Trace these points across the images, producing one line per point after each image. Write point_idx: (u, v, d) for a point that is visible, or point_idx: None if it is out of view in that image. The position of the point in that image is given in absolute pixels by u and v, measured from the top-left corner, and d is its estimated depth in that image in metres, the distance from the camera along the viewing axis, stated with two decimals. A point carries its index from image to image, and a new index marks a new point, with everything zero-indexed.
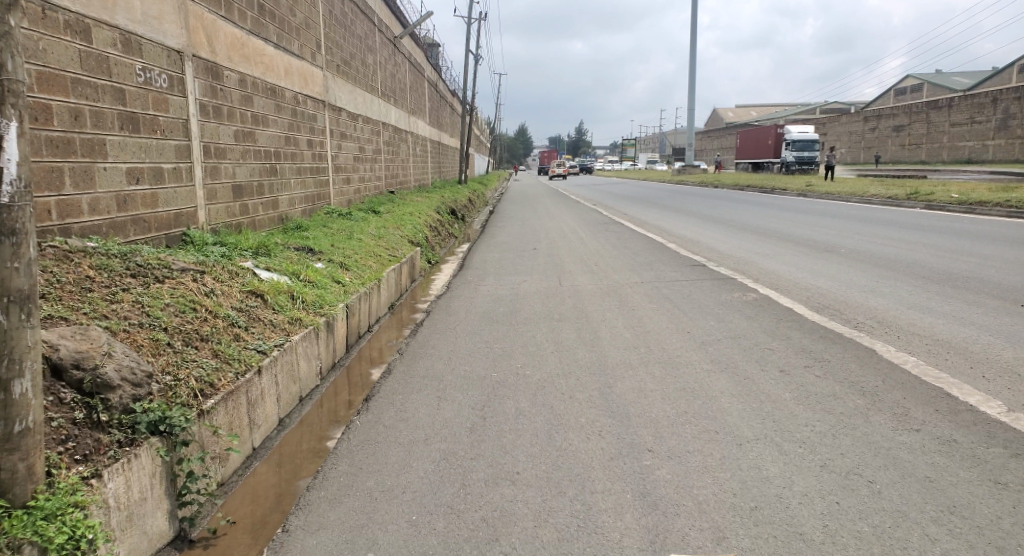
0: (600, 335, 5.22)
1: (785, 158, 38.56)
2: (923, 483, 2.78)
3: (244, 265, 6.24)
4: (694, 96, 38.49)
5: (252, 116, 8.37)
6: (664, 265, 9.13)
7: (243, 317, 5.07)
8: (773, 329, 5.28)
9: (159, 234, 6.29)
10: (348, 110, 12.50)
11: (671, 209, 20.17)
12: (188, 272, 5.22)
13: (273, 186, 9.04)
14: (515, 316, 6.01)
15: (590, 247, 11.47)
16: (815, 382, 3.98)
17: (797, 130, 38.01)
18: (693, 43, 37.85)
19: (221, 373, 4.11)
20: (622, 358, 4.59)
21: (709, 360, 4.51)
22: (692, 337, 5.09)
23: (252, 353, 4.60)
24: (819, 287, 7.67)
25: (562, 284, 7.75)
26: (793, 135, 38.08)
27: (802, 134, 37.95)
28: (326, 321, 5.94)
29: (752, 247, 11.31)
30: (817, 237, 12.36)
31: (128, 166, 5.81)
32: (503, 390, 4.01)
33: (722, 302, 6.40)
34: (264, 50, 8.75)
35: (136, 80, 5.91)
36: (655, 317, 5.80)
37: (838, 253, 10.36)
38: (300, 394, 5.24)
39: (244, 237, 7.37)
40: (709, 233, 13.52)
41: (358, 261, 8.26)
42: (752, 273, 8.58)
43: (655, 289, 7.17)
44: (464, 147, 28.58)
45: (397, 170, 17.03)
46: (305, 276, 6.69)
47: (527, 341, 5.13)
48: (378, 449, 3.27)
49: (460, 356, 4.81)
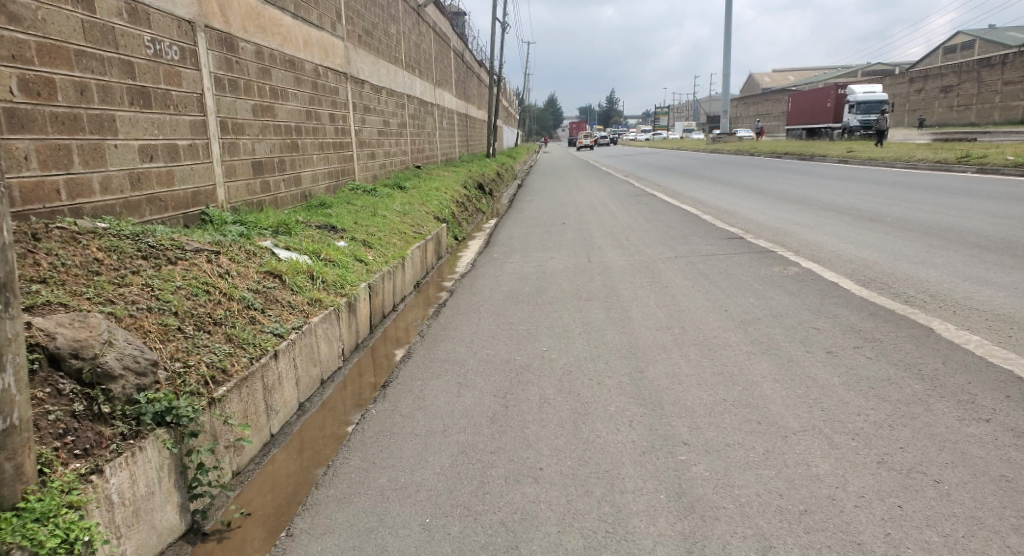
0: (630, 315, 4.93)
1: (850, 122, 35.72)
2: (998, 483, 2.48)
3: (262, 244, 6.08)
4: (728, 62, 37.30)
5: (271, 90, 8.17)
6: (698, 238, 8.73)
7: (259, 299, 4.91)
8: (818, 306, 4.93)
9: (176, 214, 6.16)
10: (372, 83, 12.24)
11: (705, 179, 19.56)
12: (202, 253, 5.07)
13: (295, 162, 8.87)
14: (541, 295, 5.76)
15: (620, 220, 11.10)
16: (868, 366, 3.65)
17: (863, 91, 35.14)
18: (727, 6, 36.52)
19: (235, 358, 3.97)
20: (653, 341, 4.31)
21: (748, 341, 4.20)
22: (729, 316, 4.77)
23: (268, 336, 4.43)
24: (864, 259, 7.23)
25: (592, 260, 7.45)
26: (859, 95, 35.32)
27: (867, 95, 34.99)
28: (347, 302, 5.76)
29: (791, 217, 10.82)
30: (859, 205, 11.80)
31: (140, 142, 5.66)
32: (526, 376, 3.77)
33: (761, 277, 6.03)
34: (281, 21, 8.53)
35: (146, 53, 5.75)
36: (689, 295, 5.47)
37: (882, 221, 9.84)
38: (321, 378, 5.09)
39: (264, 216, 7.21)
40: (744, 203, 13.03)
41: (381, 239, 8.06)
42: (791, 245, 8.17)
43: (689, 264, 6.84)
44: (492, 120, 28.11)
45: (423, 144, 16.76)
46: (325, 255, 6.51)
47: (553, 322, 4.87)
48: (394, 441, 3.07)
49: (483, 339, 4.58)
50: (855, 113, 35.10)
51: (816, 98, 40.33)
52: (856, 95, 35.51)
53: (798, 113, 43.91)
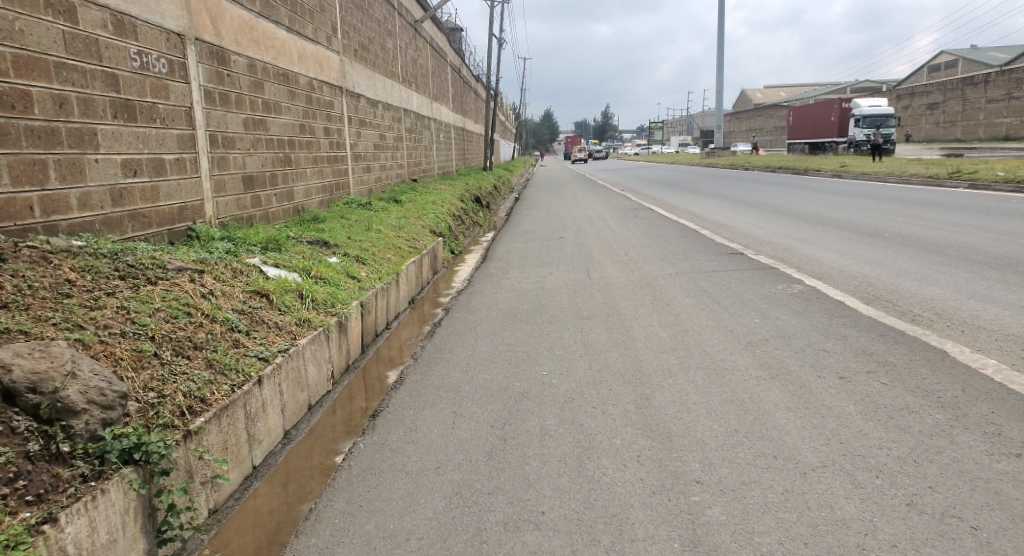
0: (632, 336, 4.71)
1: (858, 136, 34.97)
2: None
3: (250, 262, 5.87)
4: (723, 77, 37.41)
5: (263, 103, 7.99)
6: (698, 253, 8.55)
7: (244, 320, 4.69)
8: (826, 325, 4.72)
9: (161, 230, 5.95)
10: (367, 96, 12.07)
11: (701, 193, 19.45)
12: (185, 272, 4.86)
13: (287, 176, 8.67)
14: (539, 314, 5.55)
15: (618, 235, 10.92)
16: (886, 392, 3.43)
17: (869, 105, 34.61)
18: (721, 22, 36.65)
19: (215, 386, 3.76)
20: (658, 364, 4.09)
21: (757, 365, 3.98)
22: (735, 336, 4.57)
23: (252, 361, 4.21)
24: (866, 276, 7.05)
25: (591, 277, 7.25)
26: (865, 109, 34.50)
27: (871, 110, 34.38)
28: (337, 322, 5.54)
29: (790, 232, 10.67)
30: (857, 220, 11.67)
31: (124, 157, 5.46)
32: (525, 405, 3.55)
33: (765, 295, 5.83)
34: (276, 34, 8.37)
35: (132, 66, 5.56)
36: (693, 314, 5.27)
37: (882, 236, 9.70)
38: (309, 402, 4.87)
39: (254, 231, 6.99)
40: (743, 217, 12.88)
41: (375, 254, 7.85)
42: (791, 261, 8.00)
43: (690, 281, 6.64)
44: (489, 133, 27.97)
45: (420, 157, 16.59)
46: (316, 272, 6.29)
47: (553, 343, 4.66)
48: (382, 481, 2.88)
49: (479, 362, 4.36)
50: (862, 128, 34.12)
51: (820, 112, 39.63)
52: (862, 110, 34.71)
53: (797, 127, 43.70)
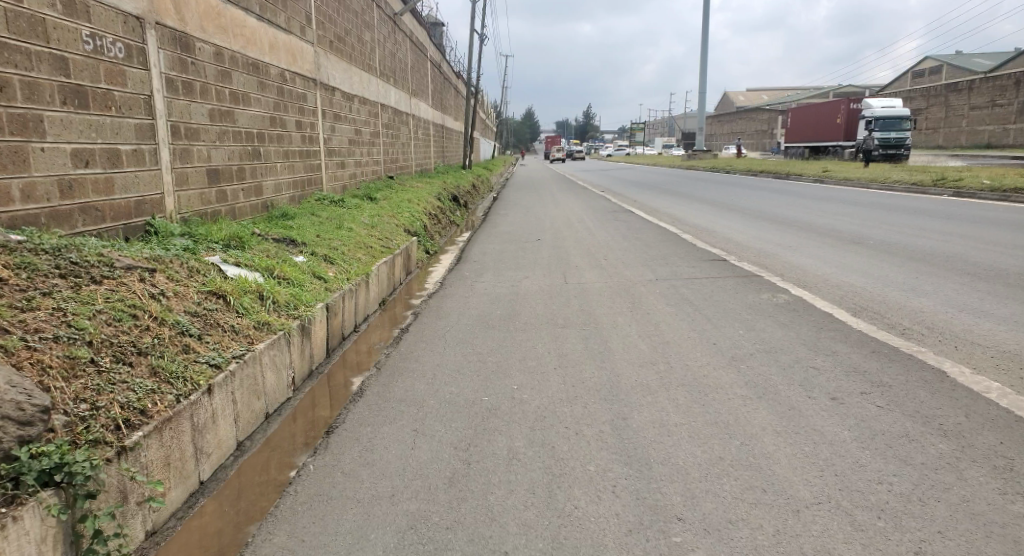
0: (610, 348, 4.47)
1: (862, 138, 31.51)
2: None
3: (209, 260, 5.52)
4: (704, 80, 37.48)
5: (231, 94, 7.62)
6: (679, 259, 8.34)
7: (197, 324, 4.34)
8: (813, 340, 4.52)
9: (116, 225, 5.57)
10: (342, 90, 11.70)
11: (683, 196, 19.34)
12: (135, 270, 4.49)
13: (256, 170, 8.31)
14: (513, 321, 5.29)
15: (598, 238, 10.68)
16: (880, 418, 3.22)
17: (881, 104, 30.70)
18: (703, 26, 36.63)
19: (159, 395, 3.41)
20: (636, 379, 3.85)
21: (742, 383, 3.76)
22: (718, 350, 4.35)
23: (202, 368, 3.86)
24: (852, 285, 6.89)
25: (568, 282, 7.00)
26: (881, 107, 30.04)
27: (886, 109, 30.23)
28: (299, 325, 5.21)
29: (772, 237, 10.55)
30: (839, 226, 11.59)
31: (73, 146, 5.07)
32: (492, 423, 3.29)
33: (749, 305, 5.61)
34: (245, 22, 8.00)
35: (83, 49, 5.17)
36: (674, 324, 5.04)
37: (865, 244, 9.59)
38: (266, 410, 4.53)
39: (217, 228, 6.61)
40: (726, 222, 12.75)
41: (345, 254, 7.53)
42: (775, 268, 7.84)
43: (671, 288, 6.42)
44: (469, 130, 27.64)
45: (397, 154, 16.24)
46: (280, 272, 5.94)
47: (526, 354, 4.40)
48: (330, 509, 2.61)
49: (446, 374, 4.08)
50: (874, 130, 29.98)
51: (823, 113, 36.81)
52: (873, 111, 30.69)
53: None
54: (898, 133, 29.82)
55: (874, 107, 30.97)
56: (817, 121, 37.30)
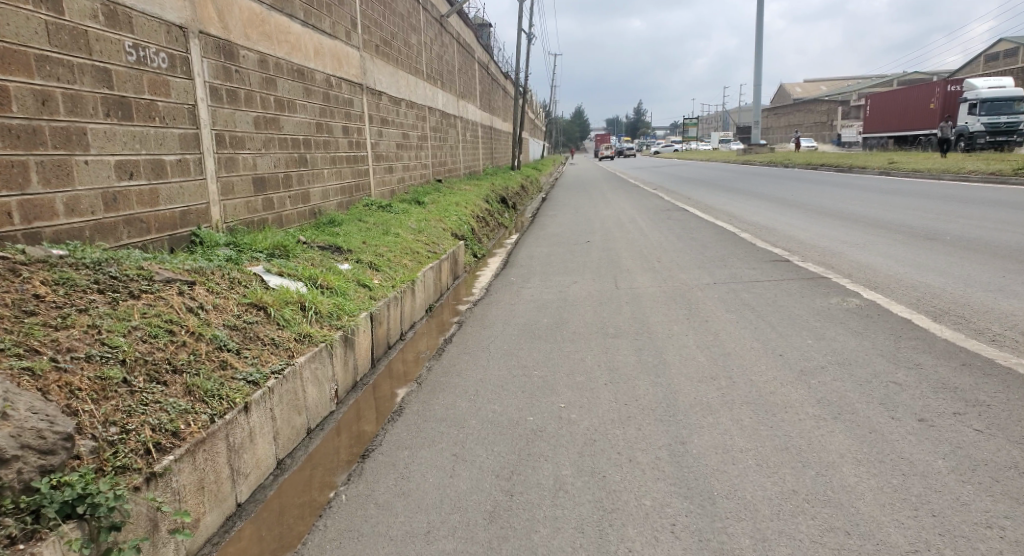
0: (666, 360, 4.16)
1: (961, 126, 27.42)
2: None
3: (251, 270, 5.45)
4: (758, 72, 36.30)
5: (276, 101, 7.59)
6: (738, 260, 7.91)
7: (237, 338, 4.25)
8: (892, 350, 4.09)
9: (161, 236, 5.56)
10: (389, 94, 11.64)
11: (739, 192, 18.67)
12: (174, 284, 4.43)
13: (303, 178, 8.27)
14: (561, 330, 5.02)
15: (650, 239, 10.30)
16: (980, 446, 2.84)
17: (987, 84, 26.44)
18: (757, 17, 35.42)
19: (192, 415, 3.30)
20: (695, 397, 3.54)
21: (814, 401, 3.39)
22: (785, 362, 3.98)
23: (239, 385, 3.75)
24: (930, 285, 6.36)
25: (620, 286, 6.68)
26: (984, 89, 25.95)
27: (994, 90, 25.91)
28: (342, 335, 5.07)
29: (837, 235, 9.95)
30: (909, 221, 10.90)
31: (117, 158, 5.06)
32: (537, 448, 3.05)
33: (817, 311, 5.17)
34: (290, 28, 7.98)
35: (127, 60, 5.18)
36: (735, 332, 4.69)
37: (940, 240, 8.93)
38: (308, 425, 4.39)
39: (261, 237, 6.55)
40: (786, 219, 12.17)
41: (390, 260, 7.40)
42: (841, 268, 7.35)
43: (731, 292, 6.04)
44: (517, 130, 27.39)
45: (445, 157, 16.15)
46: (323, 281, 5.83)
47: (575, 367, 4.14)
48: (361, 546, 2.42)
49: (490, 389, 3.86)
50: (981, 115, 25.63)
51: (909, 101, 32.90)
52: (978, 91, 26.45)
53: None
54: (1011, 117, 25.27)
55: (975, 89, 26.74)
56: (904, 107, 33.18)
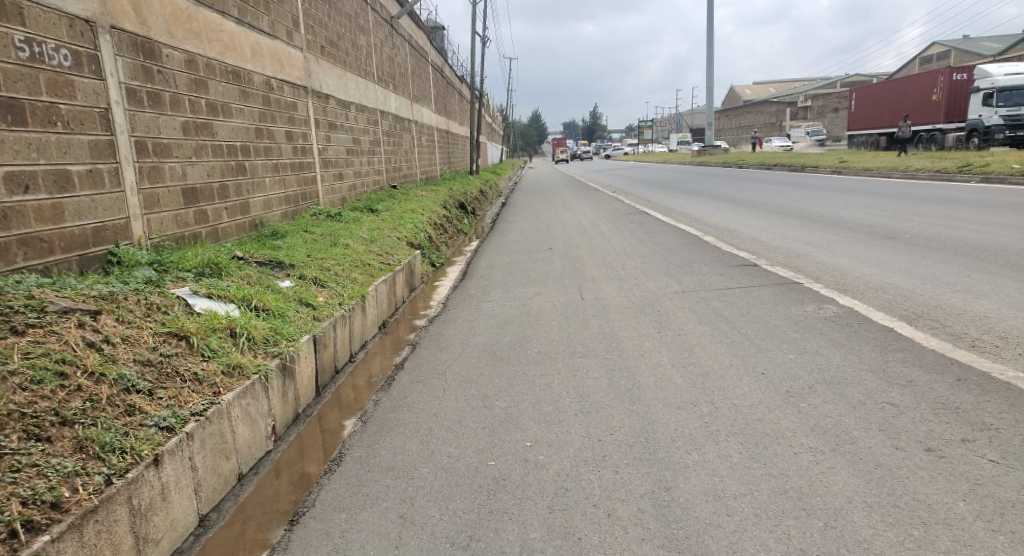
0: (639, 383, 3.76)
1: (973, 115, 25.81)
2: None
3: (175, 293, 4.88)
4: (710, 74, 36.62)
5: (208, 105, 6.98)
6: (704, 266, 7.59)
7: (150, 374, 3.72)
8: (879, 365, 3.76)
9: (69, 256, 4.96)
10: (337, 98, 11.06)
11: (696, 193, 18.58)
12: (72, 313, 3.86)
13: (242, 188, 7.69)
14: (524, 350, 4.59)
15: (611, 244, 9.96)
16: (1002, 482, 2.49)
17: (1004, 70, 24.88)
18: (708, 21, 35.67)
19: (81, 479, 2.90)
20: (676, 427, 3.15)
21: (807, 429, 3.01)
22: (768, 383, 3.60)
23: (145, 434, 3.26)
24: (901, 287, 6.13)
25: (583, 298, 6.29)
26: (1002, 77, 24.35)
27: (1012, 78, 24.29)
28: (280, 364, 4.53)
29: (799, 235, 9.77)
30: (867, 220, 10.83)
31: (7, 169, 4.46)
32: (500, 505, 2.65)
33: (794, 321, 4.82)
34: (222, 27, 7.39)
35: (18, 56, 4.59)
36: (709, 347, 4.33)
37: (901, 239, 8.81)
38: (240, 470, 3.88)
39: (192, 253, 5.96)
40: (746, 220, 12.01)
41: (338, 275, 6.85)
42: (809, 271, 7.09)
43: (701, 301, 5.69)
44: (474, 135, 26.96)
45: (399, 163, 15.58)
46: (260, 302, 5.29)
47: (539, 395, 3.71)
48: None
49: (445, 427, 3.42)
50: (997, 106, 24.20)
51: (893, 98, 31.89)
52: (993, 77, 24.87)
53: None
54: None
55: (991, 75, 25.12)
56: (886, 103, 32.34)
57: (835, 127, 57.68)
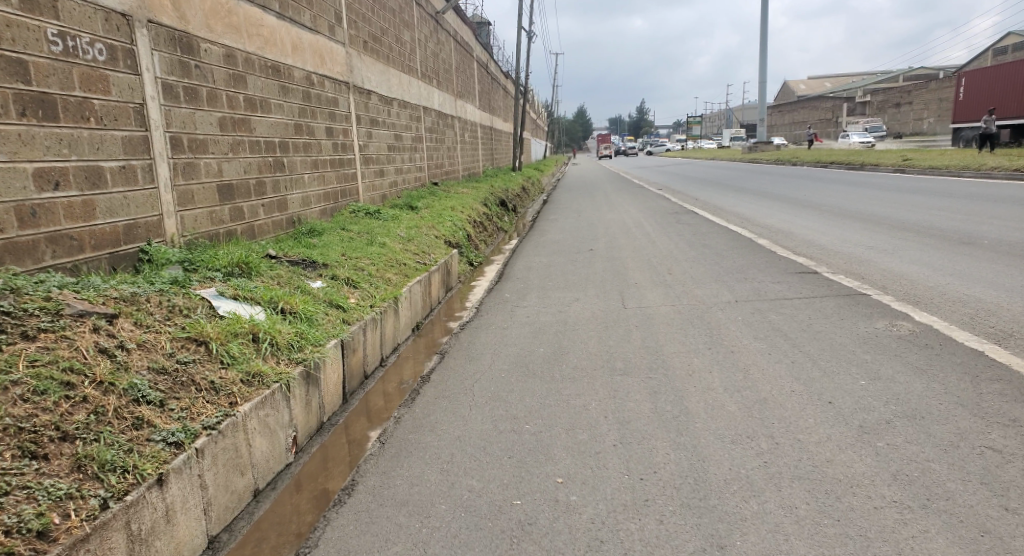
0: (687, 409, 3.35)
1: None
2: None
3: (200, 294, 4.65)
4: (762, 70, 35.49)
5: (246, 100, 6.80)
6: (759, 272, 7.08)
7: (162, 384, 3.46)
8: (970, 397, 3.27)
9: (100, 254, 4.80)
10: (379, 94, 10.85)
11: (748, 192, 17.83)
12: (88, 317, 3.63)
13: (280, 184, 7.51)
14: (561, 365, 4.21)
15: (657, 247, 9.49)
16: None
17: None
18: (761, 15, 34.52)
19: (75, 503, 2.64)
20: (731, 467, 2.74)
21: (889, 478, 2.59)
22: (837, 415, 3.16)
23: (150, 451, 3.00)
24: (985, 300, 5.53)
25: (626, 306, 5.87)
26: None
27: None
28: (303, 371, 4.24)
29: (862, 239, 9.13)
30: (937, 223, 10.07)
31: (38, 166, 4.30)
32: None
33: (863, 339, 4.34)
34: (262, 20, 7.20)
35: (51, 50, 4.42)
36: (767, 368, 3.89)
37: (978, 245, 8.10)
38: (257, 485, 3.60)
39: (224, 251, 5.75)
40: (803, 221, 11.35)
41: (372, 275, 6.59)
42: (875, 280, 6.53)
43: (757, 313, 5.23)
44: (517, 131, 26.61)
45: (441, 159, 15.34)
46: (287, 305, 5.02)
47: (577, 419, 3.34)
48: None
49: (470, 453, 3.08)
50: None
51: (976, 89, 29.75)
52: None
53: None
54: None
55: None
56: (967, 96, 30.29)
57: (897, 121, 55.30)
